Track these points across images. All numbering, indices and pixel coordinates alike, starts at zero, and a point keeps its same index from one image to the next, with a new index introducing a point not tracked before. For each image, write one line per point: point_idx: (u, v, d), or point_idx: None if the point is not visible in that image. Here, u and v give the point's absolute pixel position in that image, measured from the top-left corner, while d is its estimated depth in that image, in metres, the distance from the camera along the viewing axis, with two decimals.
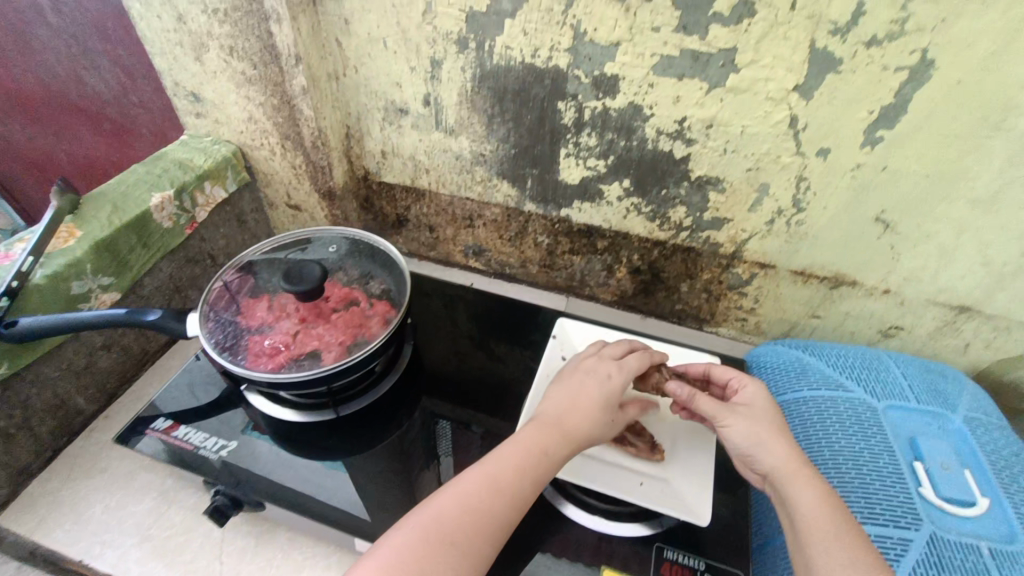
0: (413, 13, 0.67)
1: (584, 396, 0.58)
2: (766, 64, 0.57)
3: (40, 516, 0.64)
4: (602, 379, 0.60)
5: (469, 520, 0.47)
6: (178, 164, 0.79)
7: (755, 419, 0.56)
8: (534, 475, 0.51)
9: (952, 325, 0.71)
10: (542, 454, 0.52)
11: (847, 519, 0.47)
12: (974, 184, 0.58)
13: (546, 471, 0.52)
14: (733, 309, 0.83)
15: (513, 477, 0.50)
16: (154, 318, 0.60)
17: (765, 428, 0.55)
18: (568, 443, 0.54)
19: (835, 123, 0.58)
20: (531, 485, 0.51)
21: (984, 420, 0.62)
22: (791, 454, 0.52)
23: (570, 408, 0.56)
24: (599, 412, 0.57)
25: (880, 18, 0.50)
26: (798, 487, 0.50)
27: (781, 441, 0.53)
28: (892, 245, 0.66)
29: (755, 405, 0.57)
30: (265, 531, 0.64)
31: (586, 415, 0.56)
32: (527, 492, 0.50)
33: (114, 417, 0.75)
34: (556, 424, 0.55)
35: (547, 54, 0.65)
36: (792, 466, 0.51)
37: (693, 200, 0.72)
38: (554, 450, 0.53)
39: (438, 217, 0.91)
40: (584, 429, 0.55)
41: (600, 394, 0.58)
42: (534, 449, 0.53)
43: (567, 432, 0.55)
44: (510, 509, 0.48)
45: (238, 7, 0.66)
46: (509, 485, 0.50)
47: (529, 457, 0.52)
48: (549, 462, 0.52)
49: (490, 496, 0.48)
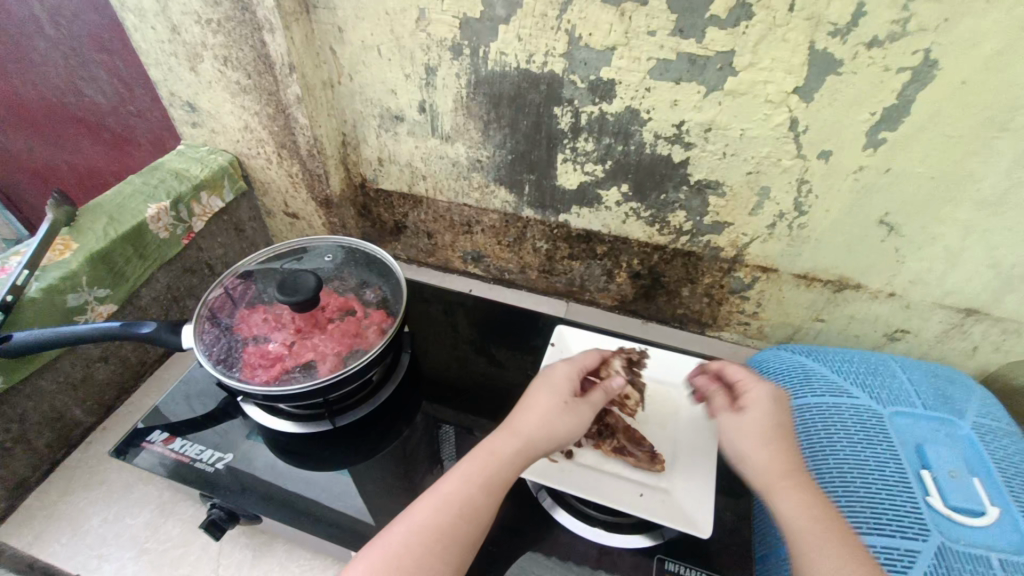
0: (407, 21, 0.66)
1: (535, 396, 0.57)
2: (764, 67, 0.56)
3: (38, 529, 0.64)
4: (549, 373, 0.59)
5: (421, 541, 0.45)
6: (175, 174, 0.79)
7: (744, 429, 0.54)
8: (485, 480, 0.49)
9: (959, 328, 0.70)
10: (491, 456, 0.51)
11: (824, 528, 0.46)
12: (980, 186, 0.57)
13: (499, 473, 0.50)
14: (735, 313, 0.82)
15: (461, 489, 0.49)
16: (147, 330, 0.60)
17: (752, 438, 0.53)
18: (517, 439, 0.52)
19: (835, 126, 0.57)
20: (481, 491, 0.49)
21: (993, 426, 0.61)
22: (771, 462, 0.51)
23: (521, 409, 0.56)
24: (547, 404, 0.55)
25: (879, 19, 0.49)
26: (778, 498, 0.49)
27: (766, 450, 0.52)
28: (896, 248, 0.65)
29: (753, 409, 0.56)
30: (262, 544, 0.63)
31: (536, 410, 0.55)
32: (479, 501, 0.48)
33: (112, 429, 0.75)
34: (504, 426, 0.54)
35: (542, 60, 0.64)
36: (771, 477, 0.50)
37: (692, 204, 0.71)
38: (505, 449, 0.51)
39: (436, 224, 0.91)
40: (535, 424, 0.53)
41: (550, 388, 0.57)
42: (483, 454, 0.51)
43: (516, 430, 0.53)
44: (460, 520, 0.47)
45: (231, 16, 0.66)
46: (458, 498, 0.48)
47: (478, 463, 0.50)
48: (501, 464, 0.51)
49: (439, 512, 0.47)
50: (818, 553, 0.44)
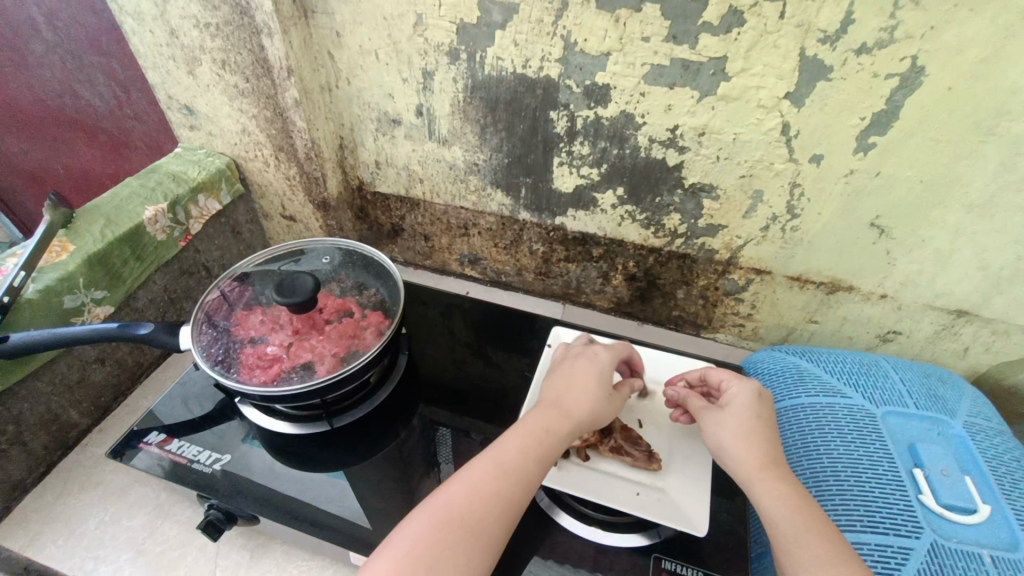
0: (404, 26, 0.67)
1: (579, 378, 0.60)
2: (756, 72, 0.57)
3: (33, 532, 0.64)
4: (593, 357, 0.62)
5: (479, 503, 0.46)
6: (172, 177, 0.79)
7: (725, 424, 0.56)
8: (541, 454, 0.51)
9: (950, 330, 0.71)
10: (545, 433, 0.53)
11: (810, 516, 0.47)
12: (968, 190, 0.58)
13: (551, 447, 0.52)
14: (730, 315, 0.83)
15: (517, 459, 0.50)
16: (144, 331, 0.60)
17: (733, 433, 0.55)
18: (570, 420, 0.55)
19: (826, 130, 0.58)
20: (537, 462, 0.51)
21: (984, 425, 0.62)
22: (749, 457, 0.52)
23: (569, 391, 0.58)
24: (596, 390, 0.58)
25: (868, 26, 0.50)
26: (759, 488, 0.50)
27: (747, 443, 0.53)
28: (887, 251, 0.66)
29: (735, 404, 0.57)
30: (259, 545, 0.63)
31: (586, 395, 0.58)
32: (532, 472, 0.50)
33: (109, 431, 0.75)
34: (557, 407, 0.56)
35: (538, 65, 0.65)
36: (751, 467, 0.52)
37: (687, 207, 0.71)
38: (558, 429, 0.54)
39: (433, 227, 0.91)
40: (587, 407, 0.57)
41: (594, 373, 0.60)
42: (535, 429, 0.53)
43: (567, 411, 0.56)
44: (517, 486, 0.48)
45: (229, 21, 0.66)
46: (515, 467, 0.49)
47: (533, 436, 0.52)
48: (554, 440, 0.53)
49: (497, 480, 0.48)
50: (798, 545, 0.45)
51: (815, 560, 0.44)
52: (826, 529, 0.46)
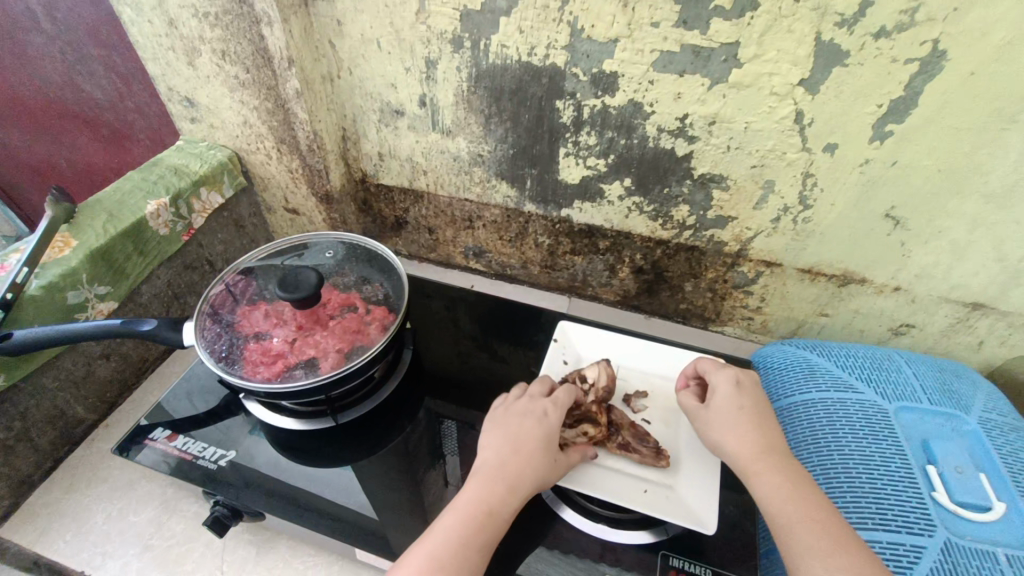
0: (406, 13, 0.65)
1: (526, 442, 0.54)
2: (770, 58, 0.55)
3: (42, 527, 0.64)
4: (543, 417, 0.56)
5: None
6: (174, 170, 0.79)
7: (712, 422, 0.56)
8: (483, 542, 0.47)
9: (965, 323, 0.69)
10: (486, 514, 0.48)
11: (802, 506, 0.47)
12: (987, 179, 0.56)
13: (495, 531, 0.48)
14: (738, 308, 0.81)
15: (457, 551, 0.46)
16: (148, 327, 0.60)
17: (721, 428, 0.55)
18: (516, 497, 0.50)
19: (841, 118, 0.57)
20: (479, 552, 0.46)
21: (999, 420, 0.61)
22: (741, 447, 0.52)
23: (515, 457, 0.52)
24: (545, 457, 0.53)
25: (888, 8, 0.48)
26: (755, 481, 0.50)
27: (735, 437, 0.53)
28: (902, 242, 0.64)
29: (717, 400, 0.57)
30: (266, 540, 0.63)
31: (532, 463, 0.52)
32: (474, 562, 0.46)
33: (115, 426, 0.75)
34: (504, 477, 0.51)
35: (544, 53, 0.63)
36: (745, 460, 0.52)
37: (696, 198, 0.70)
38: (502, 508, 0.49)
39: (437, 219, 0.90)
40: (533, 480, 0.52)
41: (544, 437, 0.55)
42: (477, 510, 0.48)
43: (513, 486, 0.50)
44: None
45: (228, 10, 0.65)
46: (455, 559, 0.45)
47: (474, 521, 0.48)
48: (498, 524, 0.48)
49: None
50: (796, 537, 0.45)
51: (807, 553, 0.44)
52: (820, 517, 0.46)
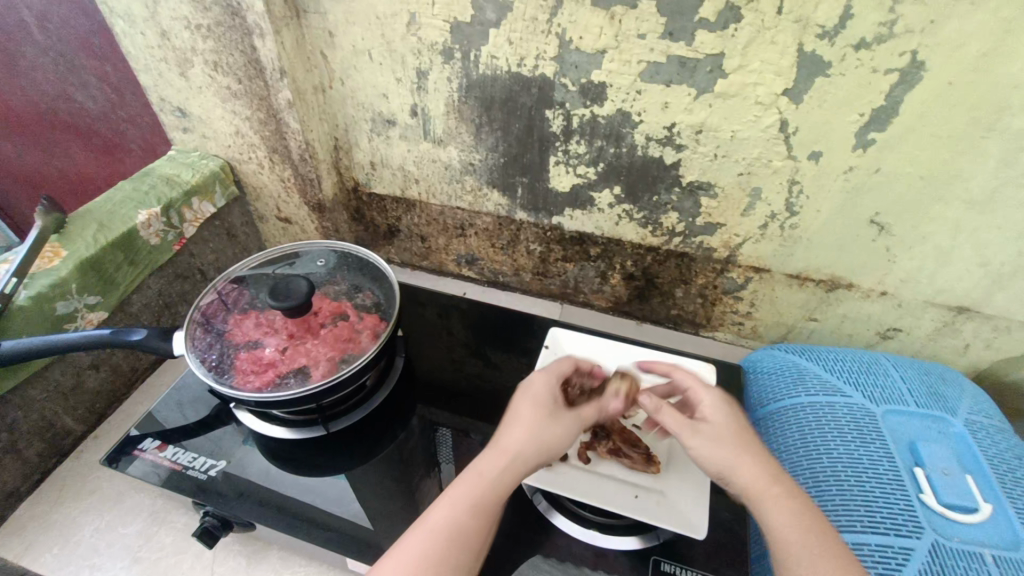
0: (397, 25, 0.66)
1: (517, 410, 0.54)
2: (754, 69, 0.56)
3: (29, 540, 0.63)
4: (530, 384, 0.57)
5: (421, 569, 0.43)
6: (166, 180, 0.79)
7: (719, 437, 0.50)
8: (475, 503, 0.47)
9: (950, 327, 0.70)
10: (479, 478, 0.48)
11: (817, 538, 0.44)
12: (968, 186, 0.57)
13: (489, 493, 0.48)
14: (729, 313, 0.82)
15: (450, 513, 0.46)
16: (137, 337, 0.60)
17: (730, 446, 0.50)
18: (507, 458, 0.50)
19: (825, 127, 0.58)
20: (471, 514, 0.46)
21: (985, 422, 0.62)
22: (758, 472, 0.48)
23: (507, 424, 0.53)
24: (535, 418, 0.53)
25: (867, 20, 0.49)
26: (769, 509, 0.46)
27: (747, 457, 0.49)
28: (887, 247, 0.65)
29: (719, 415, 0.52)
30: (256, 551, 0.63)
31: (521, 424, 0.52)
32: (470, 525, 0.46)
33: (104, 437, 0.74)
34: (495, 442, 0.51)
35: (533, 64, 0.64)
36: (760, 487, 0.47)
37: (684, 205, 0.71)
38: (494, 470, 0.49)
39: (430, 227, 0.91)
40: (524, 440, 0.51)
41: (533, 399, 0.55)
42: (471, 476, 0.49)
43: (503, 448, 0.51)
44: (452, 547, 0.45)
45: (220, 22, 0.66)
46: (448, 522, 0.46)
47: (470, 485, 0.48)
48: (492, 485, 0.48)
49: (427, 542, 0.44)
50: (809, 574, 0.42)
51: None
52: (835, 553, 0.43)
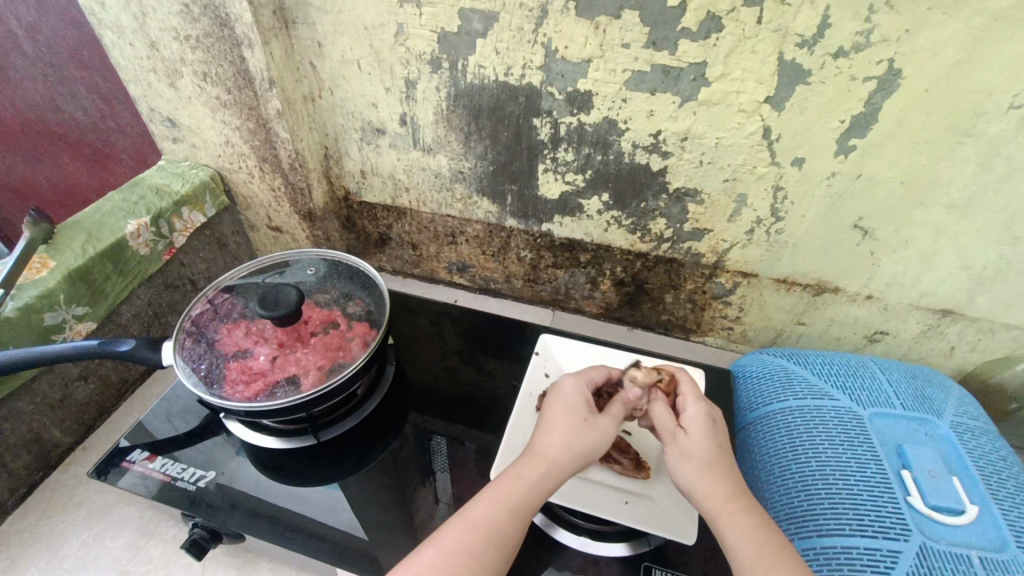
0: (385, 35, 0.67)
1: (550, 416, 0.54)
2: (736, 77, 0.57)
3: (14, 554, 0.62)
4: (563, 391, 0.57)
5: (456, 562, 0.43)
6: (155, 190, 0.79)
7: (689, 452, 0.51)
8: (512, 504, 0.47)
9: (936, 329, 0.71)
10: (517, 480, 0.49)
11: (765, 555, 0.44)
12: (948, 191, 0.58)
13: (526, 495, 0.48)
14: (718, 318, 0.83)
15: (488, 510, 0.46)
16: (126, 348, 0.59)
17: (696, 465, 0.50)
18: (543, 462, 0.50)
19: (807, 133, 0.59)
20: (507, 514, 0.47)
21: (971, 424, 0.62)
22: (719, 487, 0.48)
23: (542, 429, 0.53)
24: (571, 423, 0.53)
25: (844, 29, 0.50)
26: (725, 525, 0.46)
27: (713, 477, 0.49)
28: (871, 251, 0.66)
29: (693, 428, 0.52)
30: (246, 562, 0.62)
31: (557, 430, 0.52)
32: (508, 525, 0.46)
33: (93, 449, 0.74)
34: (531, 447, 0.52)
35: (519, 73, 0.65)
36: (716, 504, 0.47)
37: (672, 211, 0.72)
38: (531, 473, 0.49)
39: (421, 235, 0.91)
40: (561, 445, 0.51)
41: (567, 405, 0.55)
42: (508, 478, 0.49)
43: (540, 452, 0.51)
44: (488, 544, 0.45)
45: (209, 33, 0.66)
46: (484, 520, 0.46)
47: (511, 485, 0.48)
48: (530, 487, 0.48)
49: (463, 536, 0.45)
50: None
51: None
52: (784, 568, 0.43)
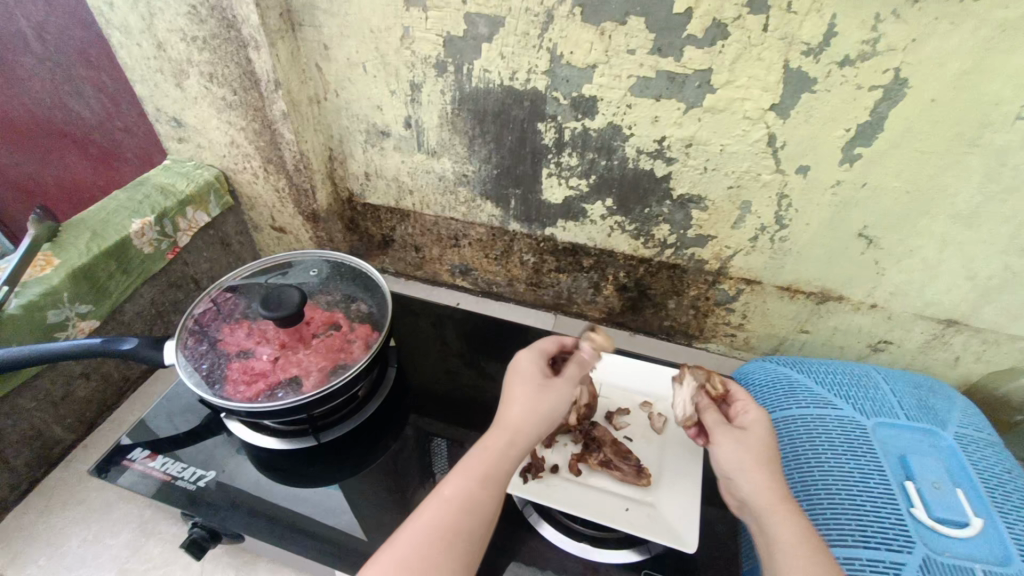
0: (391, 39, 0.67)
1: (509, 389, 0.54)
2: (741, 84, 0.57)
3: (14, 551, 0.62)
4: (516, 362, 0.57)
5: (438, 538, 0.43)
6: (161, 190, 0.79)
7: (747, 444, 0.51)
8: (482, 475, 0.47)
9: (940, 339, 0.71)
10: (484, 451, 0.49)
11: (819, 551, 0.43)
12: (955, 201, 0.58)
13: (494, 465, 0.48)
14: (721, 325, 0.82)
15: (460, 485, 0.46)
16: (127, 347, 0.59)
17: (752, 455, 0.50)
18: (505, 430, 0.50)
19: (812, 142, 0.58)
20: (479, 485, 0.46)
21: (976, 435, 0.62)
22: (771, 484, 0.48)
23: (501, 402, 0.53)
24: (526, 390, 0.53)
25: (850, 38, 0.50)
26: (776, 520, 0.45)
27: (765, 472, 0.49)
28: (876, 260, 0.66)
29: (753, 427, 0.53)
30: (245, 563, 0.62)
31: (516, 400, 0.53)
32: (481, 497, 0.46)
33: (94, 446, 0.74)
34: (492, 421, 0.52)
35: (525, 77, 0.65)
36: (770, 500, 0.47)
37: (676, 218, 0.71)
38: (496, 443, 0.49)
39: (424, 237, 0.91)
40: (517, 413, 0.51)
41: (521, 375, 0.55)
42: (475, 450, 0.49)
43: (502, 423, 0.51)
44: (464, 517, 0.44)
45: (216, 34, 0.66)
46: (457, 495, 0.45)
47: (481, 457, 0.48)
48: (496, 457, 0.48)
49: (440, 512, 0.44)
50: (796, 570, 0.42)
51: None
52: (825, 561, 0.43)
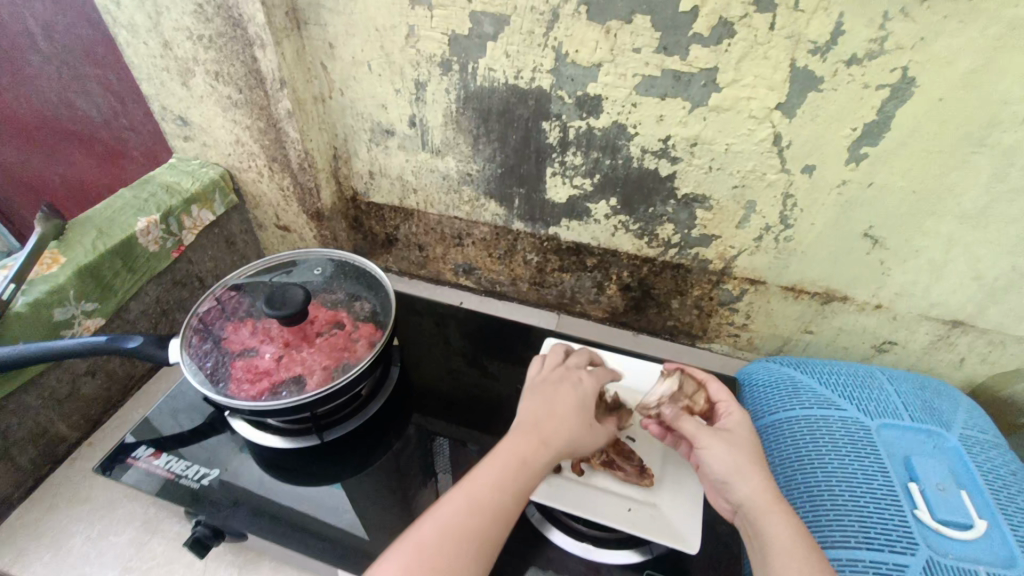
0: (396, 37, 0.67)
1: (561, 405, 0.55)
2: (747, 83, 0.57)
3: (19, 548, 0.63)
4: (577, 384, 0.58)
5: (462, 539, 0.44)
6: (166, 188, 0.79)
7: (736, 445, 0.51)
8: (517, 489, 0.48)
9: (946, 340, 0.70)
10: (524, 464, 0.49)
11: (814, 549, 0.44)
12: (961, 201, 0.58)
13: (530, 482, 0.49)
14: (725, 325, 0.82)
15: (494, 491, 0.47)
16: (133, 344, 0.59)
17: (745, 456, 0.50)
18: (548, 449, 0.51)
19: (818, 141, 0.58)
20: (514, 498, 0.47)
21: (980, 437, 0.61)
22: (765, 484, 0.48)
23: (548, 415, 0.54)
24: (577, 419, 0.54)
25: (858, 37, 0.50)
26: (770, 520, 0.46)
27: (759, 473, 0.49)
28: (882, 261, 0.65)
29: (739, 429, 0.53)
30: (248, 561, 0.62)
31: (566, 424, 0.53)
32: (511, 508, 0.47)
33: (99, 444, 0.74)
34: (536, 432, 0.52)
35: (530, 76, 0.65)
36: (767, 500, 0.47)
37: (681, 217, 0.71)
38: (535, 458, 0.50)
39: (427, 237, 0.91)
40: (563, 438, 0.52)
41: (579, 400, 0.56)
42: (513, 460, 0.49)
43: (546, 441, 0.51)
44: (493, 524, 0.45)
45: (222, 33, 0.67)
46: (492, 502, 0.46)
47: (517, 468, 0.49)
48: (532, 473, 0.49)
49: (470, 515, 0.45)
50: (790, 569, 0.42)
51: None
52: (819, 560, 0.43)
